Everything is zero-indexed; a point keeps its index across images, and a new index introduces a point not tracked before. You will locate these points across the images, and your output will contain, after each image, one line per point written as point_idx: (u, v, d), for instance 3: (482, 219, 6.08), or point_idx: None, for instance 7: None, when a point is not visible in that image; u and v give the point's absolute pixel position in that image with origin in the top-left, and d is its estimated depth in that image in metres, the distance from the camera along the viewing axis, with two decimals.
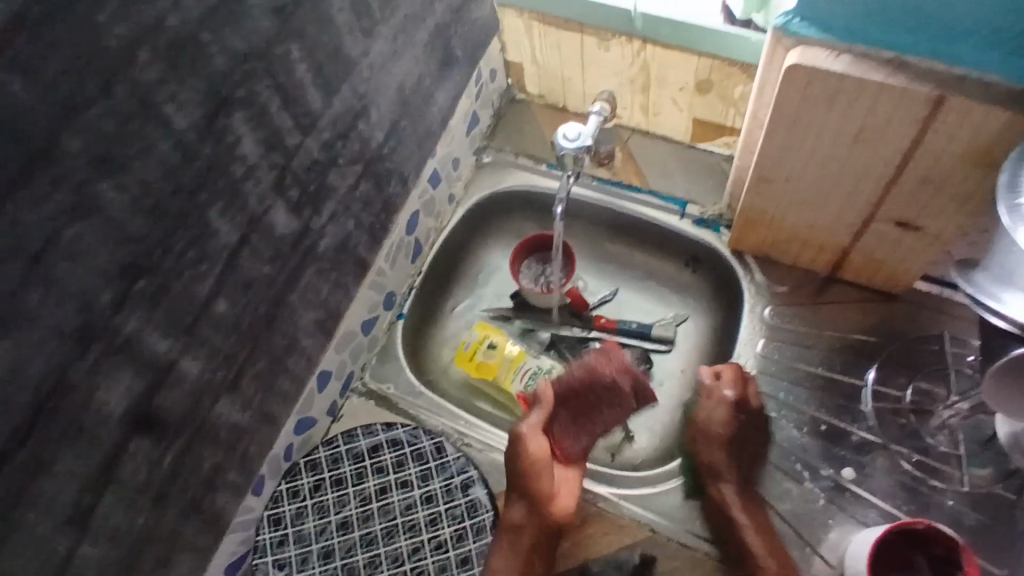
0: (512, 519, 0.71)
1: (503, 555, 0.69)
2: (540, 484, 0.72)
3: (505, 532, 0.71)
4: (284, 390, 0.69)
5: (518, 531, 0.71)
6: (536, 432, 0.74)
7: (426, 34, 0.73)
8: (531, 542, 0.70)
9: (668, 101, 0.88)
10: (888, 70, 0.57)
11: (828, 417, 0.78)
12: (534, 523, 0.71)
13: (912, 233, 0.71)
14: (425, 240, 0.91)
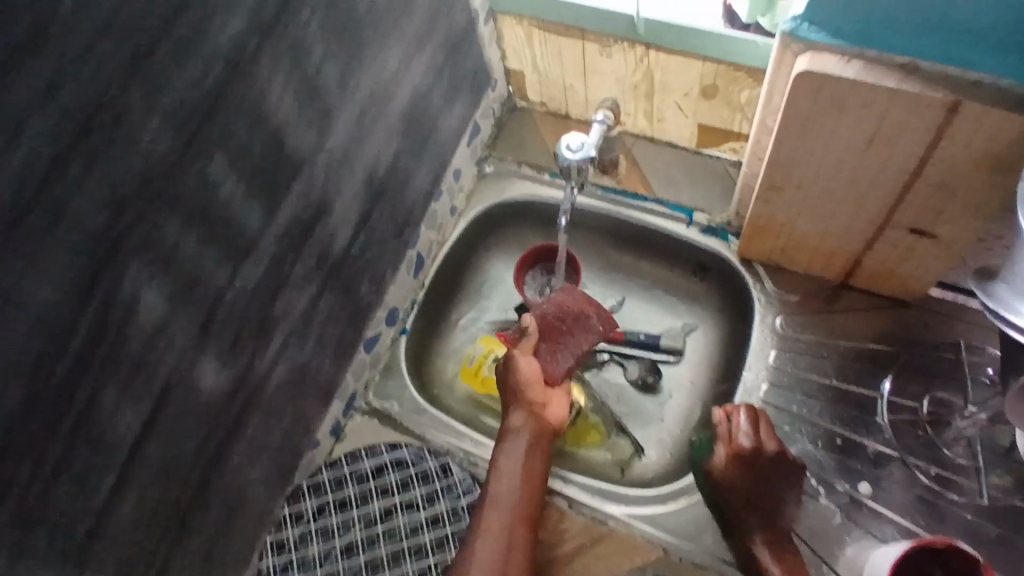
0: (510, 429, 0.73)
1: (503, 461, 0.71)
2: (533, 397, 0.75)
3: (505, 442, 0.73)
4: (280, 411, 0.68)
5: (515, 439, 0.72)
6: (525, 350, 0.77)
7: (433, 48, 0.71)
8: (528, 450, 0.72)
9: (673, 107, 0.86)
10: (902, 75, 0.55)
11: (843, 430, 0.76)
12: (531, 432, 0.73)
13: (927, 240, 0.68)
14: (427, 253, 0.89)
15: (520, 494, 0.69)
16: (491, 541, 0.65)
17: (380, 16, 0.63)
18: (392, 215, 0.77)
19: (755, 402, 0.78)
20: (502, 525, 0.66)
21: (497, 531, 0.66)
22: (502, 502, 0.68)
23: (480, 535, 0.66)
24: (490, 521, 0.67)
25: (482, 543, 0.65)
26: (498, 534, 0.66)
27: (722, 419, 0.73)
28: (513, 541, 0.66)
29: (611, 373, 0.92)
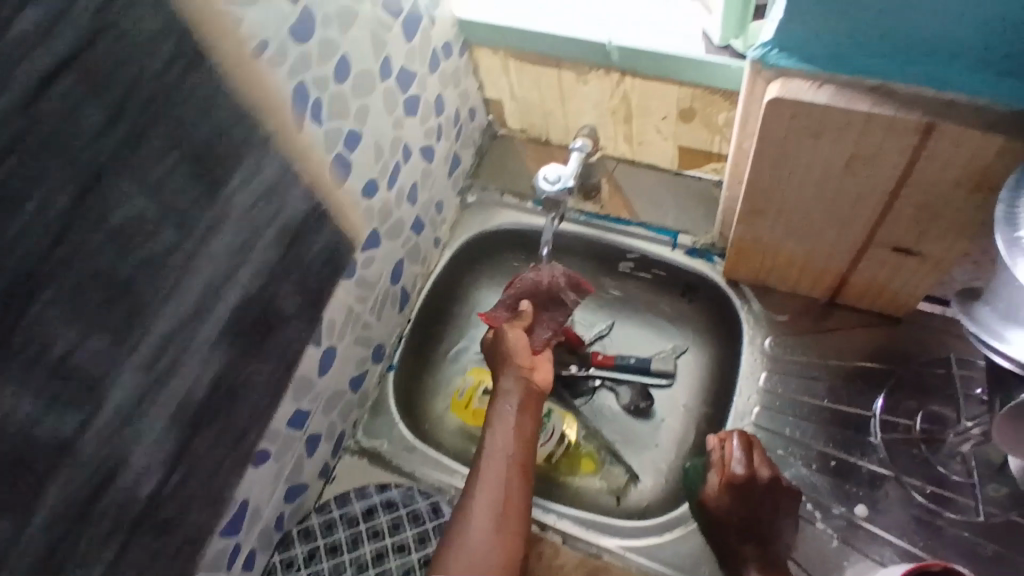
0: (502, 391, 0.77)
1: (499, 419, 0.74)
2: (524, 360, 0.78)
3: (499, 402, 0.76)
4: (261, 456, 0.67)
5: (508, 398, 0.76)
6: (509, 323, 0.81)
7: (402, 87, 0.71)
8: (521, 407, 0.75)
9: (652, 130, 0.85)
10: (873, 98, 0.54)
11: (837, 452, 0.75)
12: (524, 392, 0.76)
13: (911, 258, 0.68)
14: (412, 286, 0.89)
15: (516, 447, 0.72)
16: (490, 489, 0.68)
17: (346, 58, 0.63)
18: (371, 252, 0.77)
19: (748, 426, 0.78)
20: (499, 474, 0.69)
21: (495, 480, 0.69)
22: (499, 454, 0.71)
23: (479, 484, 0.69)
24: (488, 471, 0.70)
25: (481, 492, 0.68)
26: (495, 483, 0.69)
27: (717, 445, 0.73)
28: (511, 490, 0.69)
29: (602, 399, 0.90)
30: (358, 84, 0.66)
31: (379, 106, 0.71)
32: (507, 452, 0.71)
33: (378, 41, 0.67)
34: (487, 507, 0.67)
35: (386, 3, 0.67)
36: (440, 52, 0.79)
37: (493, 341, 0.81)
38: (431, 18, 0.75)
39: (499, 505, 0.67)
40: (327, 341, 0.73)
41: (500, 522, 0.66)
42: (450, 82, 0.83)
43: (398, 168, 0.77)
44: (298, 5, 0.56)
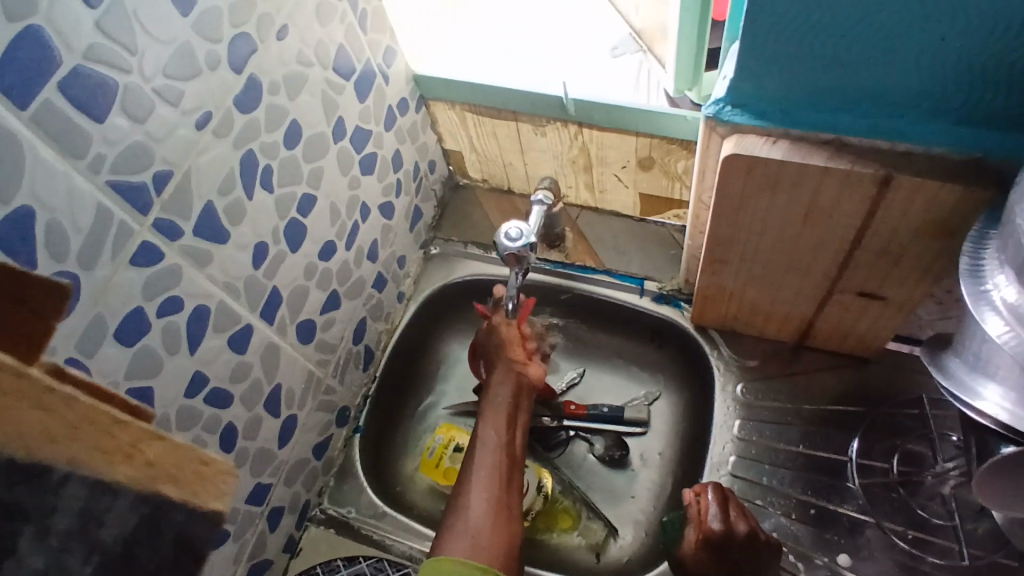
0: (495, 384, 0.75)
1: (491, 412, 0.72)
2: (518, 355, 0.76)
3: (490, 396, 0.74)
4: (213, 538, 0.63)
5: (500, 392, 0.74)
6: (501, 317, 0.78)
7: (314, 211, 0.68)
8: (513, 401, 0.73)
9: (613, 178, 0.85)
10: (828, 152, 0.54)
11: (816, 499, 0.74)
12: (516, 386, 0.74)
13: (876, 303, 0.68)
14: (376, 345, 0.87)
15: (508, 439, 0.70)
16: (486, 478, 0.66)
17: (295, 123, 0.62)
18: (331, 315, 0.75)
19: (724, 476, 0.77)
20: (494, 464, 0.67)
21: (490, 470, 0.67)
22: (492, 446, 0.69)
23: (473, 475, 0.66)
24: (483, 461, 0.67)
25: (478, 481, 0.66)
26: (491, 472, 0.67)
27: (693, 500, 0.71)
28: (505, 480, 0.67)
29: (578, 449, 0.88)
30: (309, 147, 0.65)
31: (333, 168, 0.69)
32: (501, 445, 0.69)
33: (329, 103, 0.66)
34: (483, 495, 0.65)
35: (335, 65, 0.66)
36: (395, 108, 0.78)
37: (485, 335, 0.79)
38: (384, 77, 0.74)
39: (494, 494, 0.65)
40: (287, 411, 0.71)
41: (497, 510, 0.64)
42: (407, 137, 0.82)
43: (356, 229, 0.76)
44: (242, 75, 0.55)
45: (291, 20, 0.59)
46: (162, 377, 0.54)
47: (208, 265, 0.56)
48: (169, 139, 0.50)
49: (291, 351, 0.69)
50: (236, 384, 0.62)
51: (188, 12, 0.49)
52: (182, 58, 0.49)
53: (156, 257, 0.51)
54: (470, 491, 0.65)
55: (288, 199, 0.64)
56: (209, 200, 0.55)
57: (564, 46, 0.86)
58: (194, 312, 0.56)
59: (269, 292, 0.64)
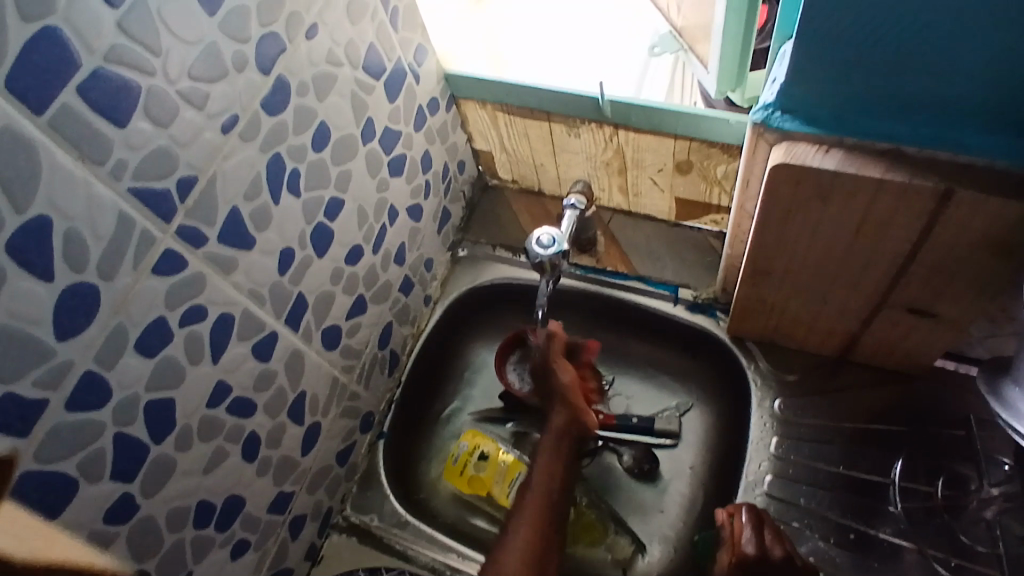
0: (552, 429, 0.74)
1: (544, 457, 0.71)
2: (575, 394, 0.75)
3: (543, 437, 0.73)
4: (230, 549, 0.63)
5: (558, 440, 0.72)
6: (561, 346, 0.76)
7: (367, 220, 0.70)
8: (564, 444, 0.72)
9: (648, 182, 0.82)
10: (885, 162, 0.51)
11: (856, 523, 0.70)
12: (567, 430, 0.73)
13: (928, 320, 0.64)
14: (402, 349, 0.85)
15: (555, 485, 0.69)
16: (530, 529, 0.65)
17: (324, 125, 0.60)
18: (357, 320, 0.73)
19: (759, 496, 0.73)
20: (539, 513, 0.66)
21: (534, 521, 0.65)
22: (541, 491, 0.68)
23: (518, 524, 0.65)
24: (528, 509, 0.66)
25: (521, 531, 0.64)
26: (535, 523, 0.65)
27: (726, 521, 0.69)
28: (549, 532, 0.65)
29: (607, 460, 0.86)
30: (337, 149, 0.63)
31: (361, 171, 0.67)
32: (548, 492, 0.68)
33: (358, 104, 0.64)
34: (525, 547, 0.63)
35: (366, 65, 0.64)
36: (424, 108, 0.76)
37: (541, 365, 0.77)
38: (415, 75, 0.72)
39: (536, 546, 0.64)
40: (311, 418, 0.69)
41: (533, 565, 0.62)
42: (436, 138, 0.80)
43: (383, 232, 0.74)
44: (270, 76, 0.53)
45: (321, 20, 0.57)
46: (184, 387, 0.53)
47: (233, 273, 0.55)
48: (194, 143, 0.48)
49: (316, 358, 0.67)
50: (260, 393, 0.61)
51: (214, 12, 0.47)
52: (209, 58, 0.48)
53: (179, 264, 0.50)
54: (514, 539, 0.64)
55: (316, 203, 0.62)
56: (235, 205, 0.53)
57: (598, 44, 0.83)
58: (217, 321, 0.54)
59: (295, 298, 0.62)
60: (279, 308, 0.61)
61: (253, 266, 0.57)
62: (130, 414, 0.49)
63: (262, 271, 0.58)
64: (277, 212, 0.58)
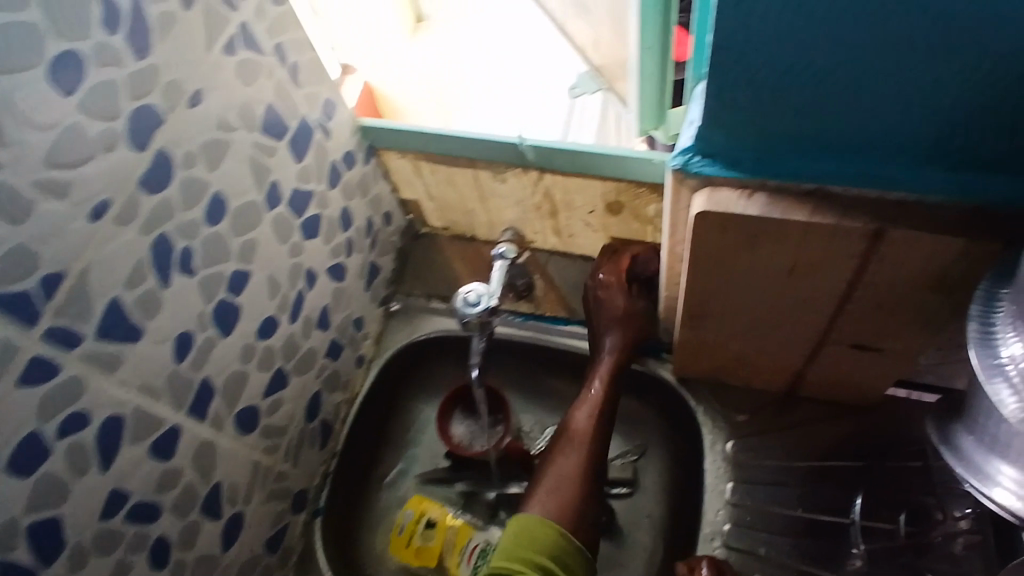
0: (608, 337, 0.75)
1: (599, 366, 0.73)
2: (629, 327, 0.74)
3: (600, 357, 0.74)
4: None
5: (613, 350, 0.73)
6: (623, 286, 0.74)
7: (281, 289, 0.66)
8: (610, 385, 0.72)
9: (580, 224, 0.79)
10: (811, 205, 0.48)
11: (819, 569, 0.67)
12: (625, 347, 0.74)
13: (872, 354, 0.62)
14: (335, 417, 0.80)
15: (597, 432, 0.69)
16: (561, 480, 0.66)
17: (220, 195, 0.56)
18: (277, 395, 0.68)
19: (717, 548, 0.69)
20: (590, 423, 0.69)
21: (585, 431, 0.69)
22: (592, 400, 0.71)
23: (569, 431, 0.69)
24: (580, 418, 0.70)
25: (570, 444, 0.68)
26: (584, 433, 0.69)
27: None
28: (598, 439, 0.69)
29: None
30: (236, 219, 0.58)
31: (269, 238, 0.63)
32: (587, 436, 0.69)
33: (259, 168, 0.60)
34: (575, 456, 0.67)
35: (265, 126, 0.59)
36: (340, 164, 0.71)
37: (592, 303, 0.76)
38: (325, 130, 0.68)
39: (581, 470, 0.66)
40: (230, 509, 0.64)
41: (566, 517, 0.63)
42: (356, 191, 0.76)
43: (301, 298, 0.69)
44: (147, 151, 0.49)
45: (207, 84, 0.52)
46: (72, 502, 0.48)
47: (119, 369, 0.50)
48: (57, 237, 0.43)
49: (230, 443, 0.63)
50: (164, 494, 0.56)
51: (73, 90, 0.43)
52: (70, 142, 0.43)
53: (52, 370, 0.45)
54: (564, 448, 0.68)
55: (215, 279, 0.57)
56: (116, 295, 0.48)
57: (528, 74, 0.89)
58: (105, 425, 0.49)
59: (197, 386, 0.57)
60: (179, 398, 0.56)
61: (143, 358, 0.52)
62: (4, 545, 0.44)
63: (155, 363, 0.53)
64: (168, 296, 0.53)
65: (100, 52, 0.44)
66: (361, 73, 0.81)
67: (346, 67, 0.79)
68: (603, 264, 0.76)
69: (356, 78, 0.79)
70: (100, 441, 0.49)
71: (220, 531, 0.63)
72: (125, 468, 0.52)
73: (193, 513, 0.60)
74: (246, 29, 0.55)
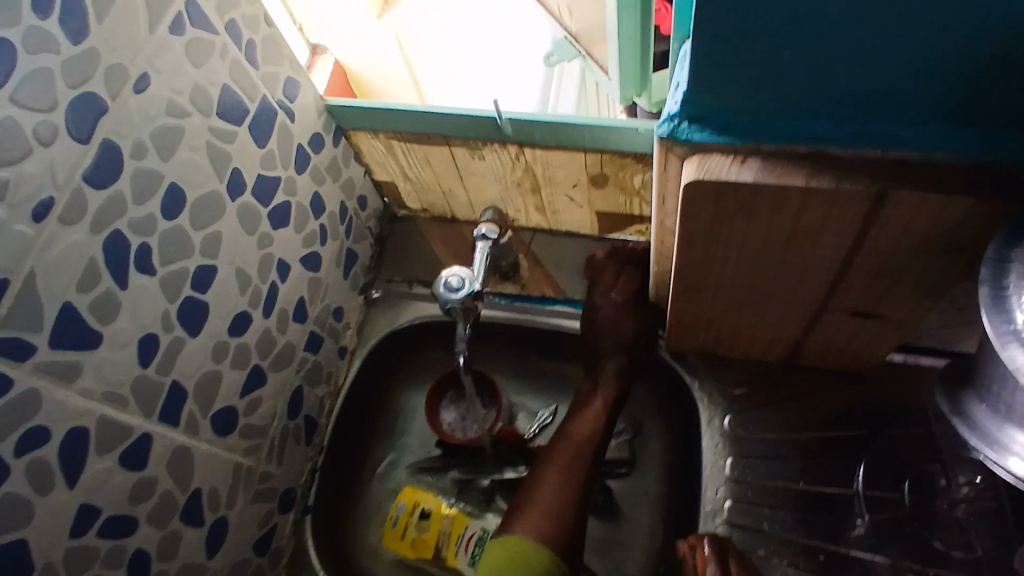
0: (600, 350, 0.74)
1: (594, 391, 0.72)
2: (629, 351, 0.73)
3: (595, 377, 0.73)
4: None
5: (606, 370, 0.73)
6: (624, 289, 0.75)
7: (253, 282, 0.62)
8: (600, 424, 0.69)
9: (564, 199, 0.76)
10: (808, 168, 0.45)
11: (825, 543, 0.65)
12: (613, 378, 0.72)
13: (872, 321, 0.60)
14: (319, 411, 0.77)
15: (555, 522, 0.61)
16: (546, 519, 0.61)
17: (177, 185, 0.52)
18: (255, 394, 0.65)
19: (720, 526, 0.68)
20: (574, 455, 0.66)
21: (566, 461, 0.66)
22: (582, 434, 0.68)
23: (549, 459, 0.66)
24: (564, 449, 0.67)
25: (549, 475, 0.64)
26: (562, 467, 0.65)
27: (688, 554, 0.62)
28: (574, 476, 0.65)
29: None
30: (197, 212, 0.55)
31: (235, 229, 0.59)
32: (568, 477, 0.65)
33: (219, 156, 0.56)
34: (555, 489, 0.63)
35: (222, 110, 0.55)
36: (307, 147, 0.67)
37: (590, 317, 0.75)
38: (289, 113, 0.64)
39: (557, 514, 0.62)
40: (213, 516, 0.61)
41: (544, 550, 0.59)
42: (327, 176, 0.72)
43: (274, 291, 0.66)
44: (90, 144, 0.45)
45: (152, 67, 0.48)
46: (36, 523, 0.45)
47: (78, 379, 0.46)
48: None
49: (207, 448, 0.60)
50: (139, 506, 0.53)
51: (1, 82, 0.39)
52: (3, 138, 0.40)
53: (3, 385, 0.41)
54: (545, 476, 0.65)
55: (178, 277, 0.54)
56: (68, 300, 0.45)
57: (513, 50, 0.87)
58: (67, 439, 0.46)
59: (168, 389, 0.54)
60: (147, 404, 0.53)
61: (103, 365, 0.48)
62: None
63: (117, 369, 0.49)
64: (125, 298, 0.49)
65: (29, 37, 0.40)
66: (335, 53, 0.78)
67: (316, 47, 0.77)
68: (614, 282, 0.76)
69: (326, 59, 0.76)
70: (62, 456, 0.46)
71: (204, 536, 0.61)
72: (92, 481, 0.49)
73: (171, 522, 0.57)
74: (193, 6, 0.51)
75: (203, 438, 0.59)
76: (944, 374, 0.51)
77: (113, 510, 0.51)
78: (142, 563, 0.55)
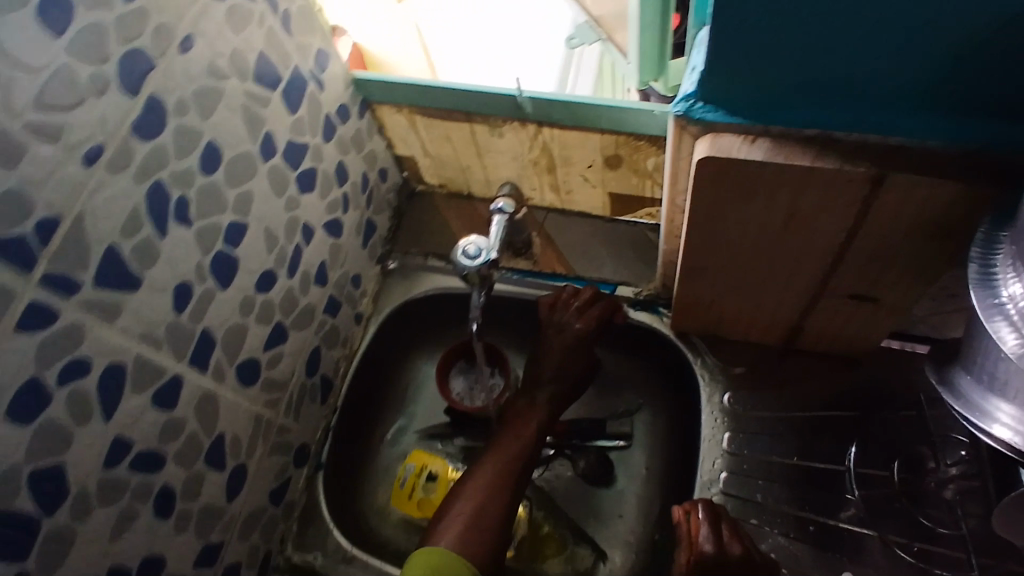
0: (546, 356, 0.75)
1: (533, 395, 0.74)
2: (572, 361, 0.74)
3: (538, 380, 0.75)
4: None
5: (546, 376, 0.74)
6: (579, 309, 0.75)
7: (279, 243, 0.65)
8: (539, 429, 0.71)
9: (578, 179, 0.79)
10: (814, 150, 0.48)
11: (815, 514, 0.68)
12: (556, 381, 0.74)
13: (869, 304, 0.63)
14: (334, 373, 0.80)
15: (484, 516, 0.63)
16: (472, 513, 0.63)
17: (213, 144, 0.55)
18: (276, 350, 0.68)
19: (716, 495, 0.71)
20: (507, 457, 0.68)
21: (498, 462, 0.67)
22: (516, 436, 0.70)
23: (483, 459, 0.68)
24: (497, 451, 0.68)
25: (477, 474, 0.66)
26: (492, 468, 0.67)
27: (682, 518, 0.64)
28: (504, 478, 0.66)
29: (561, 469, 0.82)
30: (230, 170, 0.58)
31: (265, 190, 0.62)
32: (499, 479, 0.66)
33: (253, 119, 0.59)
34: (480, 489, 0.65)
35: (257, 76, 0.58)
36: (333, 117, 0.70)
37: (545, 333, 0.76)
38: (318, 83, 0.67)
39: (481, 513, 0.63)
40: (233, 462, 0.65)
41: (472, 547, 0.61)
42: (351, 147, 0.75)
43: (298, 253, 0.69)
44: (139, 98, 0.48)
45: (196, 29, 0.51)
46: (75, 450, 0.48)
47: (118, 318, 0.50)
48: (50, 181, 0.43)
49: (231, 396, 0.63)
50: (167, 444, 0.57)
51: (61, 33, 0.42)
52: (62, 86, 0.43)
53: (50, 317, 0.44)
54: (474, 476, 0.67)
55: (211, 231, 0.57)
56: (112, 243, 0.48)
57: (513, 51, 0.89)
58: (105, 374, 0.49)
59: (198, 337, 0.58)
60: (178, 349, 0.56)
61: (140, 307, 0.51)
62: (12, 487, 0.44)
63: (152, 313, 0.53)
64: (163, 246, 0.52)
65: None
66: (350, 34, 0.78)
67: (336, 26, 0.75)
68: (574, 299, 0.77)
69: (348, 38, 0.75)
70: (100, 388, 0.49)
71: (223, 480, 0.64)
72: (126, 416, 0.52)
73: (195, 463, 0.60)
74: None
75: (227, 386, 0.62)
76: (934, 353, 0.54)
77: (143, 445, 0.54)
78: (167, 499, 0.58)
